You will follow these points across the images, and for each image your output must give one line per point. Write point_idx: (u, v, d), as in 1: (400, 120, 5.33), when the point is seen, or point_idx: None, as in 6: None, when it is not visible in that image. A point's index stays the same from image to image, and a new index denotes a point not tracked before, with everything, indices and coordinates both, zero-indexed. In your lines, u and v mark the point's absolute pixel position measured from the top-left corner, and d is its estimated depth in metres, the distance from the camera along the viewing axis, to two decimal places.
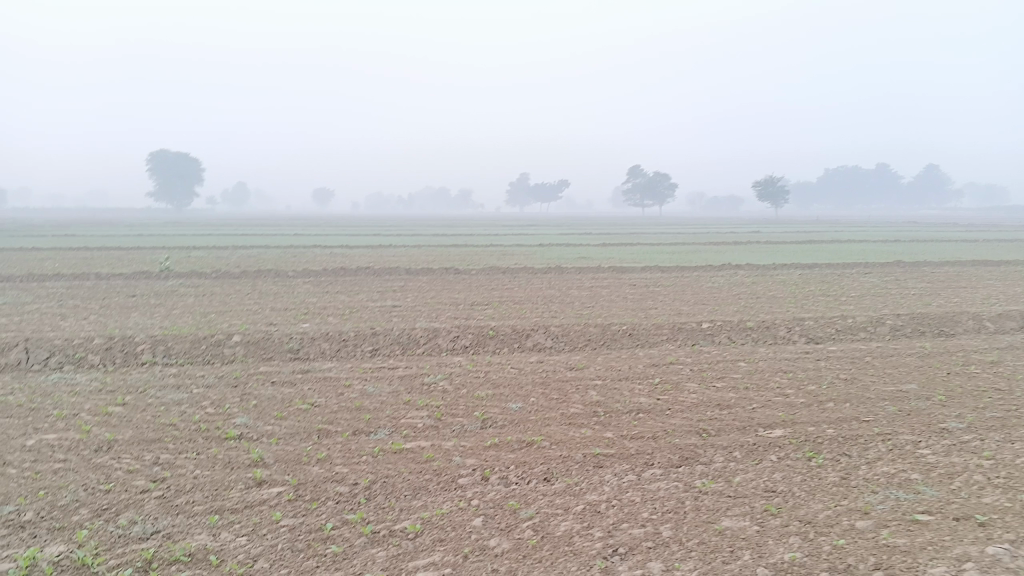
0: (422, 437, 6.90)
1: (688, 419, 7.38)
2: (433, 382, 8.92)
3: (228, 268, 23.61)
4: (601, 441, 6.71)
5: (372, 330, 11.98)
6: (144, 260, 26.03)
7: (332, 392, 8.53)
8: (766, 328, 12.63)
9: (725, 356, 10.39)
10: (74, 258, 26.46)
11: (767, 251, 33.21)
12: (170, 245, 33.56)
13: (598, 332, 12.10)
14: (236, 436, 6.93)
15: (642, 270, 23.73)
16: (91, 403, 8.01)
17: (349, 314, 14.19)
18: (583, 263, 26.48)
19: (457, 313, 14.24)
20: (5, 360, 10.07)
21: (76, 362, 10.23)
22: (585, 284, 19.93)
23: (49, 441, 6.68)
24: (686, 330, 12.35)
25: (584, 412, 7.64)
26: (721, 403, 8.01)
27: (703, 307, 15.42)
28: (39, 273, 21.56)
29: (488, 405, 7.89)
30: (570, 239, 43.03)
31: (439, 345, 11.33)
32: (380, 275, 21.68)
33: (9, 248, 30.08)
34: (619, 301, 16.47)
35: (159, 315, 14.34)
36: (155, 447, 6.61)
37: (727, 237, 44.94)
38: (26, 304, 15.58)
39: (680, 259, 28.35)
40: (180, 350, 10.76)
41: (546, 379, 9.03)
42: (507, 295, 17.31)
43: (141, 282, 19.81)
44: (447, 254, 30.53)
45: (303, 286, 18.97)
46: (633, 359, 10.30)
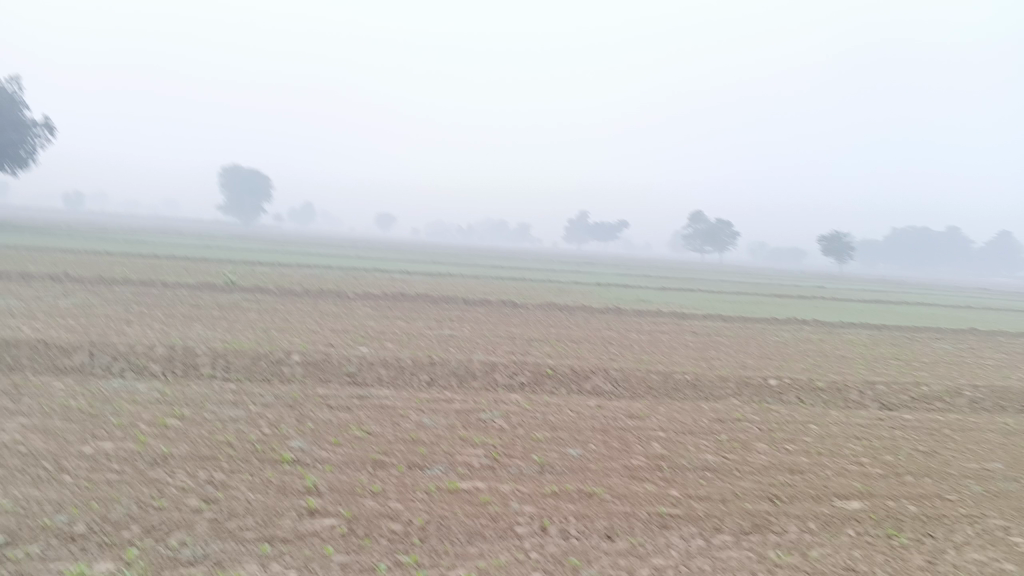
0: (479, 477, 6.66)
1: (757, 482, 7.01)
2: (490, 419, 8.68)
3: (291, 285, 23.88)
4: (666, 498, 6.39)
5: (429, 359, 11.84)
6: (210, 271, 26.55)
7: (387, 421, 8.36)
8: (836, 390, 12.11)
9: (795, 417, 9.94)
10: (143, 265, 27.10)
11: (833, 307, 32.35)
12: (236, 258, 34.30)
13: (660, 379, 11.75)
14: (290, 460, 6.79)
15: (703, 318, 23.29)
16: (149, 413, 7.99)
17: (406, 340, 14.10)
18: (643, 306, 26.12)
19: (515, 348, 14.05)
20: (69, 362, 10.16)
21: (138, 370, 10.28)
22: (644, 328, 19.59)
23: (106, 450, 6.63)
24: (752, 386, 11.92)
25: (647, 465, 7.31)
26: (792, 467, 7.60)
27: (766, 362, 14.92)
28: (109, 277, 22.11)
29: (546, 449, 7.62)
30: (629, 280, 42.70)
31: (496, 380, 11.11)
32: (438, 303, 21.65)
33: (83, 251, 31.06)
34: (680, 349, 16.07)
35: (221, 328, 14.45)
36: (208, 465, 6.51)
37: (788, 290, 44.02)
38: (95, 308, 15.89)
39: (742, 309, 27.73)
40: (240, 366, 10.75)
41: (606, 426, 8.72)
42: (565, 333, 17.09)
43: (206, 293, 20.13)
44: (505, 286, 30.52)
45: (363, 309, 19.02)
46: (696, 412, 9.92)
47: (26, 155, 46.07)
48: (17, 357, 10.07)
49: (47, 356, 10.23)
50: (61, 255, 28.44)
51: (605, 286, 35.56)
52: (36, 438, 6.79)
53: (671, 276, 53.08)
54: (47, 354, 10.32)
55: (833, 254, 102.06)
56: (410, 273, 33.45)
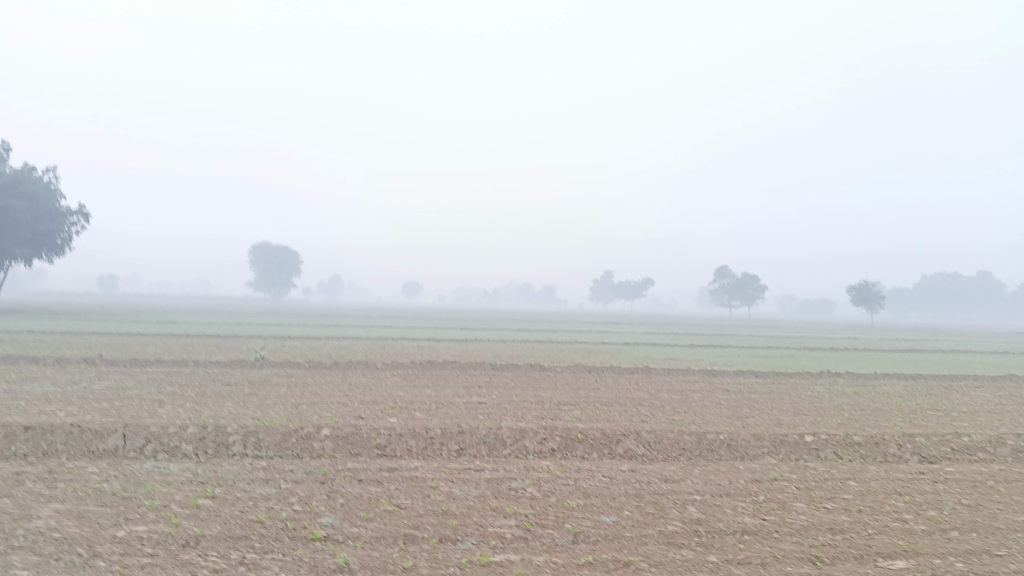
0: (512, 549, 6.57)
1: (797, 544, 6.84)
2: (521, 488, 8.59)
3: (320, 358, 24.04)
4: (704, 565, 6.25)
5: (458, 428, 11.78)
6: (241, 347, 26.83)
7: (418, 494, 8.30)
8: (874, 444, 11.85)
9: (833, 475, 9.72)
10: (175, 344, 27.45)
11: (866, 358, 31.85)
12: (265, 334, 34.69)
13: (693, 440, 11.57)
14: (322, 537, 6.76)
15: (733, 375, 23.02)
16: (182, 494, 8.03)
17: (435, 409, 14.06)
18: (673, 364, 25.90)
19: (544, 413, 13.94)
20: (103, 445, 10.23)
21: (170, 451, 10.32)
22: (674, 387, 19.39)
23: (139, 534, 6.64)
24: (788, 443, 11.69)
25: (683, 530, 7.17)
26: (832, 527, 7.42)
27: (801, 418, 14.65)
28: (142, 358, 22.41)
29: (579, 517, 7.51)
30: (657, 338, 42.49)
31: (526, 447, 11.00)
32: (466, 370, 21.63)
33: (116, 333, 31.58)
34: (712, 408, 15.85)
35: (252, 404, 14.52)
36: (240, 545, 6.50)
37: (819, 342, 43.42)
38: (128, 389, 16.07)
39: (774, 364, 27.36)
40: (271, 443, 10.77)
41: (639, 491, 8.58)
42: (595, 396, 16.95)
43: (236, 370, 20.29)
44: (532, 350, 30.46)
45: (391, 379, 19.05)
46: (732, 472, 9.74)
47: (61, 244, 47.40)
48: (52, 443, 10.17)
49: (81, 441, 10.32)
50: (95, 338, 28.92)
51: (633, 345, 35.37)
52: (70, 524, 6.83)
53: (700, 332, 52.68)
54: (82, 438, 10.42)
55: (863, 304, 100.81)
56: (437, 341, 33.50)
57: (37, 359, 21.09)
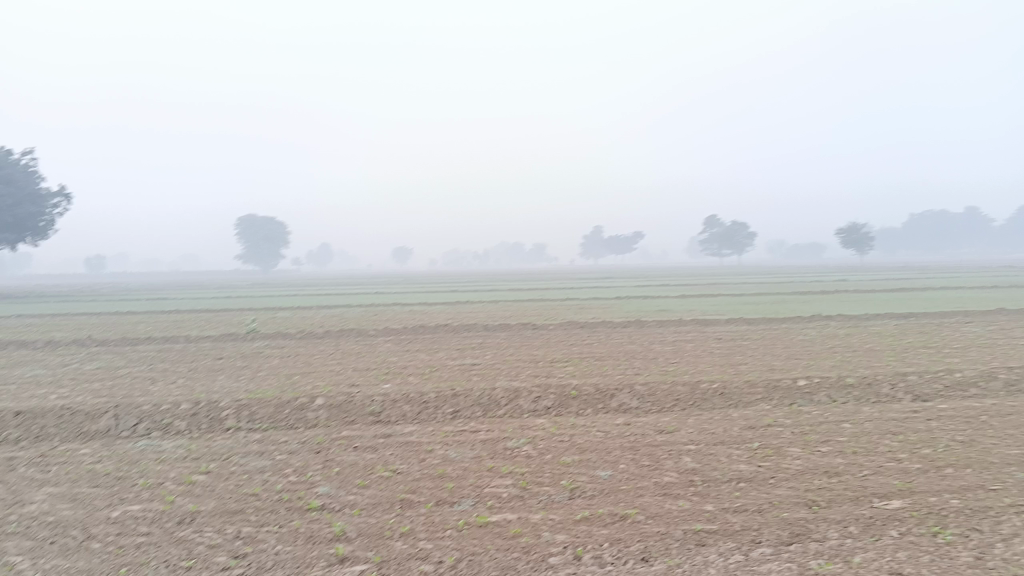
0: (508, 509, 6.56)
1: (793, 489, 6.85)
2: (517, 447, 8.57)
3: (312, 327, 23.97)
4: (702, 514, 6.25)
5: (452, 390, 11.74)
6: (232, 321, 26.74)
7: (413, 458, 8.27)
8: (868, 385, 11.90)
9: (827, 418, 9.75)
10: (165, 321, 27.33)
11: (858, 300, 32.02)
12: (257, 306, 34.60)
13: (687, 391, 11.58)
14: (318, 507, 6.73)
15: (726, 323, 23.05)
16: (176, 471, 7.99)
17: (429, 373, 14.04)
18: (665, 316, 25.95)
19: (537, 371, 13.95)
20: (96, 426, 10.16)
21: (164, 428, 10.27)
22: (667, 338, 19.42)
23: (133, 513, 6.60)
24: (781, 389, 11.72)
25: (679, 481, 7.17)
26: (828, 470, 7.43)
27: (794, 363, 14.69)
28: (133, 336, 22.31)
29: (575, 473, 7.50)
30: (649, 290, 42.66)
31: (521, 406, 10.98)
32: (459, 332, 21.56)
33: (107, 313, 31.43)
34: (706, 357, 15.87)
35: (244, 377, 14.46)
36: (236, 519, 6.46)
37: (810, 286, 43.47)
38: (120, 369, 15.98)
39: (766, 310, 27.37)
40: (265, 415, 10.72)
41: (635, 444, 8.57)
42: (588, 351, 16.97)
43: (228, 344, 20.23)
44: (525, 308, 30.51)
45: (384, 345, 19.01)
46: (726, 421, 9.76)
47: (45, 225, 46.99)
48: (44, 427, 10.10)
49: (73, 423, 10.25)
50: (85, 319, 28.73)
51: (625, 299, 35.47)
52: (64, 507, 6.78)
53: (692, 282, 52.85)
54: (73, 420, 10.35)
55: (853, 246, 101.08)
56: (430, 304, 33.38)
57: (27, 343, 20.97)
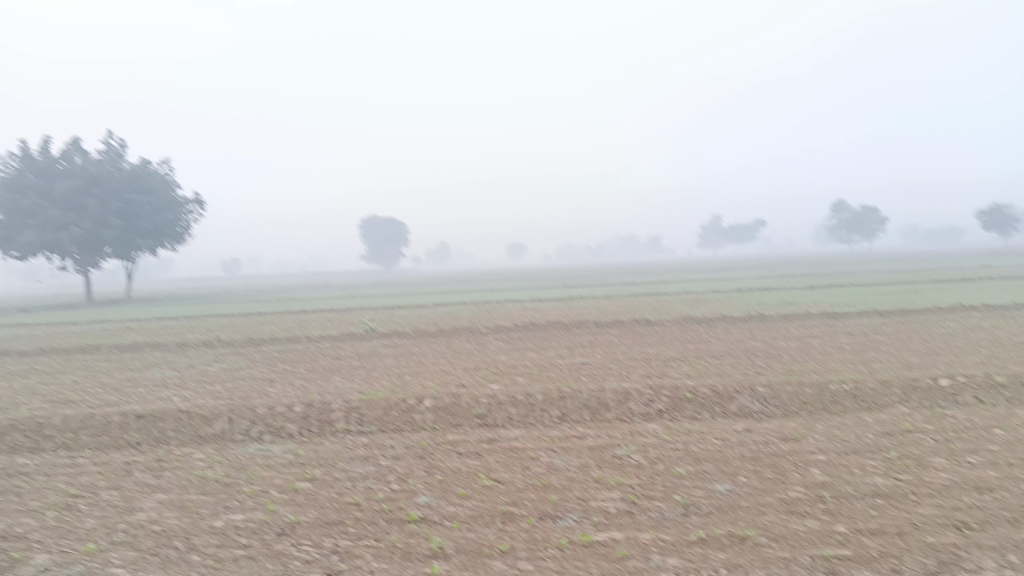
0: (615, 526, 6.11)
1: (937, 508, 6.08)
2: (626, 455, 8.09)
3: (426, 325, 24.13)
4: (832, 537, 5.62)
5: (560, 392, 11.36)
6: (349, 321, 27.29)
7: (517, 466, 7.93)
8: (1022, 384, 10.71)
9: (976, 423, 8.77)
10: (287, 321, 28.26)
11: (1005, 287, 29.53)
12: (374, 304, 35.36)
13: (814, 392, 10.76)
14: (417, 519, 6.49)
15: (856, 315, 21.71)
16: (281, 478, 7.96)
17: (538, 373, 13.70)
18: (788, 308, 24.76)
19: (650, 371, 13.39)
20: (211, 430, 10.36)
21: (275, 431, 10.38)
22: (791, 333, 18.38)
23: (236, 523, 6.56)
24: (920, 389, 10.72)
25: (806, 497, 6.52)
26: (978, 486, 6.58)
27: (934, 359, 13.49)
28: (255, 337, 23.07)
29: (688, 486, 6.96)
30: (770, 282, 40.95)
31: (632, 409, 10.47)
32: (570, 329, 21.16)
33: (235, 314, 32.80)
34: (833, 354, 14.82)
35: (357, 378, 14.56)
36: (335, 531, 6.30)
37: (947, 273, 40.61)
38: (241, 370, 16.45)
39: (899, 301, 25.54)
40: (373, 418, 10.66)
41: (756, 455, 7.91)
42: (705, 349, 16.24)
43: (344, 344, 20.58)
44: (640, 303, 29.82)
45: (495, 343, 18.84)
46: (858, 426, 8.95)
47: (183, 231, 49.77)
48: (163, 430, 10.38)
49: (190, 427, 10.49)
50: (215, 320, 30.08)
51: (746, 291, 34.13)
52: (170, 515, 6.82)
53: (817, 271, 50.47)
54: (190, 424, 10.60)
55: (995, 228, 94.48)
56: (543, 301, 33.08)
57: (160, 344, 22.00)
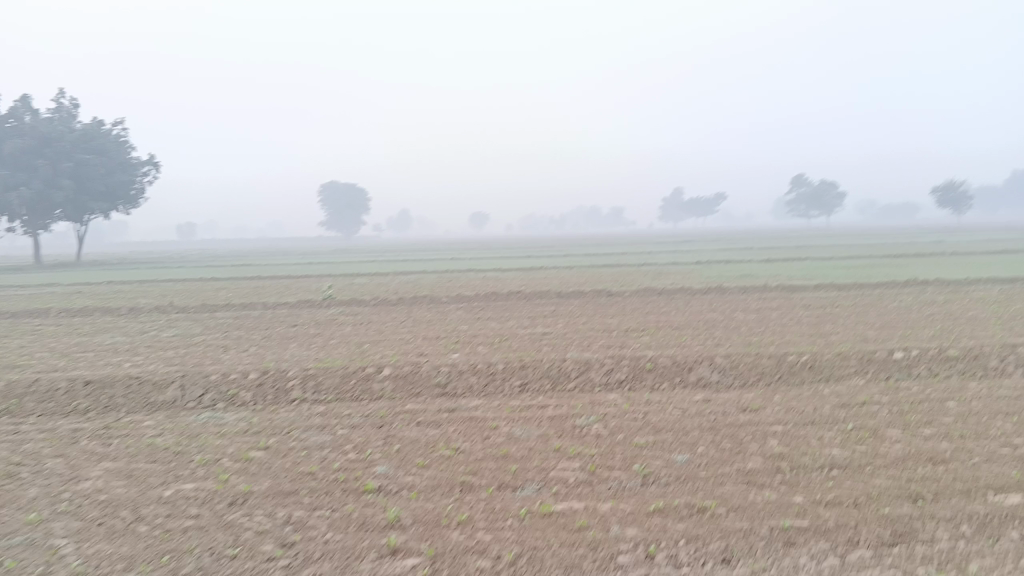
0: (575, 496, 6.05)
1: (893, 480, 6.13)
2: (586, 425, 8.05)
3: (387, 294, 23.88)
4: (790, 508, 5.63)
5: (521, 361, 11.29)
6: (309, 288, 26.90)
7: (476, 436, 7.84)
8: (974, 358, 10.91)
9: (930, 395, 8.89)
10: (244, 287, 27.77)
11: (959, 263, 30.14)
12: (334, 272, 34.94)
13: (772, 364, 10.84)
14: (374, 489, 6.37)
15: (814, 289, 21.98)
16: (234, 447, 7.76)
17: (499, 342, 13.62)
18: (748, 281, 25.00)
19: (611, 341, 13.39)
20: (162, 397, 10.11)
21: (229, 399, 10.15)
22: (751, 306, 18.54)
23: (185, 493, 6.38)
24: (876, 362, 10.85)
25: (764, 468, 6.53)
26: (932, 457, 6.65)
27: (890, 333, 13.69)
28: (211, 303, 22.63)
29: (648, 456, 6.93)
30: (730, 255, 41.39)
31: (593, 379, 10.45)
32: (532, 299, 21.11)
33: (189, 279, 32.13)
34: (791, 326, 14.97)
35: (314, 346, 14.33)
36: (289, 502, 6.16)
37: (903, 249, 41.36)
38: (195, 336, 16.11)
39: (856, 276, 25.90)
40: (330, 386, 10.49)
41: (715, 425, 7.92)
42: (665, 320, 16.29)
43: (302, 311, 20.26)
44: (601, 274, 29.88)
45: (456, 312, 18.70)
46: (815, 398, 9.02)
47: (137, 194, 48.49)
48: (112, 397, 10.09)
49: (141, 394, 10.21)
50: (170, 285, 29.45)
51: (706, 264, 34.39)
52: (117, 485, 6.61)
53: (777, 245, 51.08)
54: (141, 390, 10.33)
55: (949, 206, 96.43)
56: (505, 271, 32.97)
57: (111, 309, 21.44)
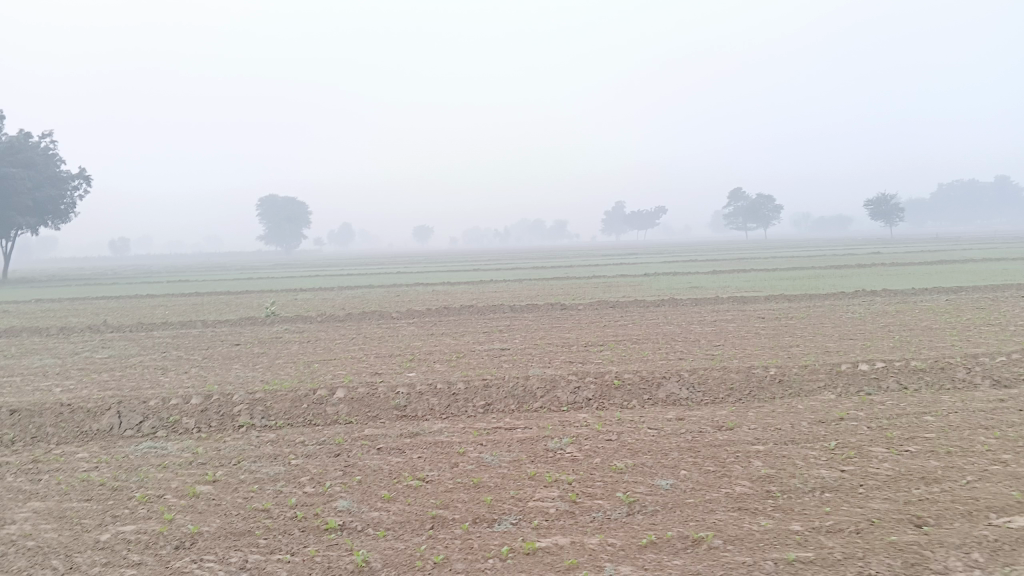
0: (558, 530, 5.60)
1: (890, 503, 5.83)
2: (559, 449, 7.60)
3: (333, 310, 23.11)
4: (790, 537, 5.27)
5: (482, 380, 10.78)
6: (250, 304, 25.92)
7: (444, 463, 7.32)
8: (941, 369, 10.80)
9: (906, 409, 8.68)
10: (182, 305, 26.61)
11: (900, 274, 30.71)
12: (277, 287, 33.94)
13: (742, 378, 10.55)
14: (337, 527, 5.82)
15: (766, 300, 21.98)
16: (178, 481, 7.09)
17: (456, 360, 13.09)
18: (699, 292, 24.96)
19: (572, 356, 12.99)
20: (97, 425, 9.33)
21: (171, 427, 9.42)
22: (706, 318, 18.38)
23: (126, 536, 5.73)
24: (845, 375, 10.66)
25: (754, 492, 6.17)
26: (923, 477, 6.38)
27: (850, 344, 13.59)
28: (147, 322, 21.50)
29: (631, 482, 6.51)
30: (678, 266, 41.59)
31: (559, 398, 10.02)
32: (485, 313, 20.63)
33: (124, 297, 30.76)
34: (751, 339, 14.79)
35: (261, 366, 13.59)
36: (242, 544, 5.56)
37: (842, 260, 42.05)
38: (132, 357, 15.19)
39: (804, 286, 26.03)
40: (280, 411, 9.83)
41: (694, 446, 7.55)
42: (623, 333, 15.99)
43: (245, 329, 19.38)
44: (551, 287, 29.55)
45: (407, 328, 18.07)
46: (790, 414, 8.74)
47: (67, 209, 46.56)
48: (41, 426, 9.28)
49: (73, 422, 9.40)
50: (103, 303, 28.10)
51: (654, 275, 34.39)
52: (48, 528, 5.91)
53: (721, 257, 51.61)
54: (73, 418, 9.51)
55: (881, 218, 99.07)
56: (453, 284, 32.42)
57: (39, 329, 20.22)
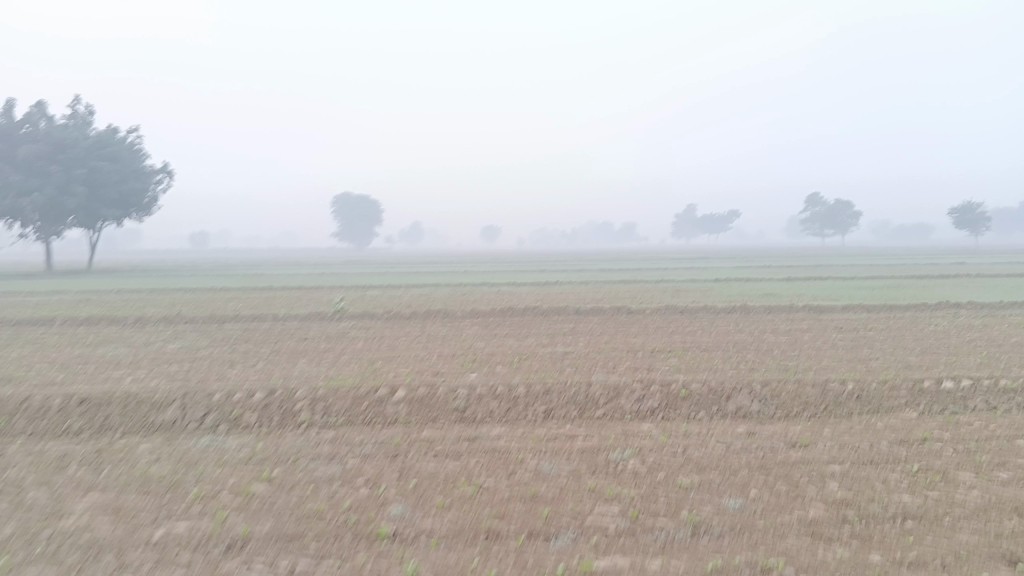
0: (617, 549, 5.33)
1: (980, 535, 5.37)
2: (621, 461, 7.31)
3: (400, 307, 23.21)
4: (868, 570, 4.88)
5: (544, 384, 10.55)
6: (319, 300, 26.25)
7: (501, 471, 7.11)
8: None
9: (997, 433, 8.09)
10: (253, 299, 27.13)
11: (988, 285, 29.25)
12: (346, 284, 34.35)
13: (816, 393, 10.06)
14: (389, 534, 5.66)
15: (843, 310, 21.14)
16: (235, 478, 7.06)
17: (519, 362, 12.89)
18: (772, 300, 24.21)
19: (638, 363, 12.64)
20: (161, 418, 9.44)
21: (233, 421, 9.47)
22: (779, 327, 17.75)
23: (178, 534, 5.69)
24: (929, 393, 10.05)
25: (828, 517, 5.78)
26: (1017, 508, 5.88)
27: (934, 359, 12.87)
28: (220, 315, 21.94)
29: (695, 501, 6.19)
30: (751, 272, 40.58)
31: (623, 407, 9.71)
32: (551, 315, 20.40)
33: (199, 290, 31.59)
34: (827, 350, 14.17)
35: (325, 363, 13.64)
36: (293, 548, 5.46)
37: (924, 270, 40.28)
38: (201, 350, 15.45)
39: (884, 297, 24.99)
40: (341, 409, 9.78)
41: (764, 464, 7.16)
42: (692, 341, 15.53)
43: (313, 325, 19.57)
44: (619, 290, 29.09)
45: (472, 329, 17.96)
46: (868, 433, 8.25)
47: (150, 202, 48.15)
48: (109, 417, 9.43)
49: (139, 414, 9.54)
50: (179, 295, 28.85)
51: (726, 281, 33.59)
52: (104, 522, 5.93)
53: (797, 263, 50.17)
54: (140, 410, 9.65)
55: (967, 227, 95.02)
56: (519, 284, 32.29)
57: (117, 319, 20.83)
